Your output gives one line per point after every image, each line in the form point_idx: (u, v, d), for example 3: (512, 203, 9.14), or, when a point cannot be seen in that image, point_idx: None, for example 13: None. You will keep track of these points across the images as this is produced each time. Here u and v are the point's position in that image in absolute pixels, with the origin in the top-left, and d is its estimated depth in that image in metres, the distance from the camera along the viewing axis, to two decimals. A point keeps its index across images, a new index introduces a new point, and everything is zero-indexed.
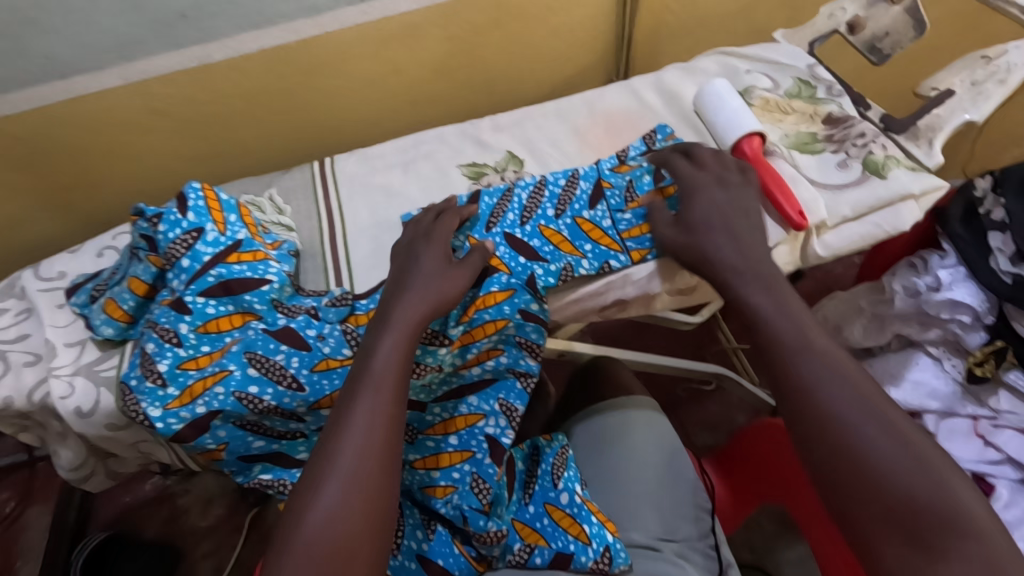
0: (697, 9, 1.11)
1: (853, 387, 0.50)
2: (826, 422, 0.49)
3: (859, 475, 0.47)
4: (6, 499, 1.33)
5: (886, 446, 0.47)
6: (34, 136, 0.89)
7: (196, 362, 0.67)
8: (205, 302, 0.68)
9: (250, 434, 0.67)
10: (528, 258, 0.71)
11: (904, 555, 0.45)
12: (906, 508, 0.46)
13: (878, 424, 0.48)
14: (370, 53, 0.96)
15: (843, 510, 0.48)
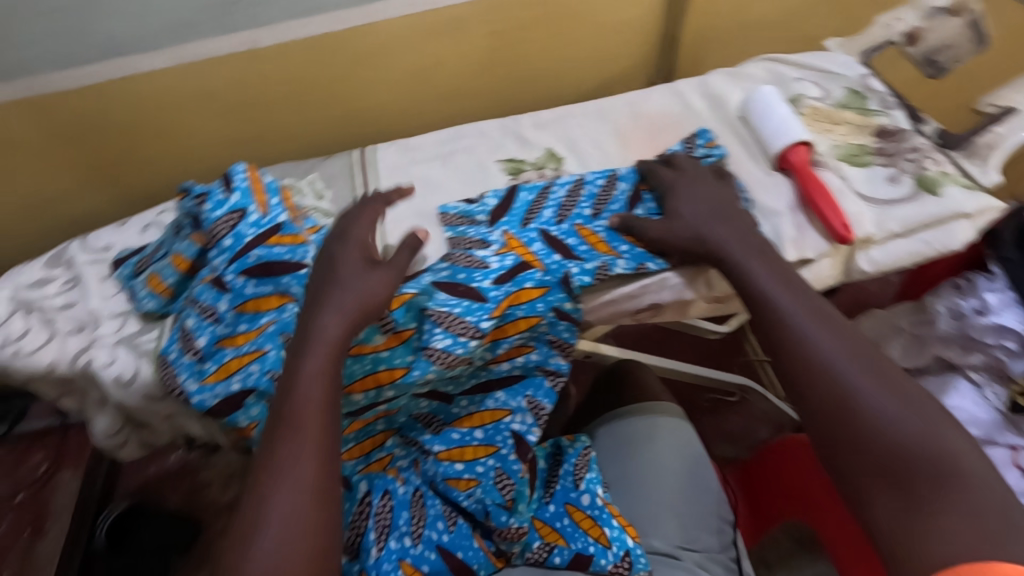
0: (746, 15, 1.10)
1: (846, 350, 0.57)
2: (823, 381, 0.55)
3: (853, 428, 0.53)
4: (39, 462, 1.36)
5: (877, 400, 0.53)
6: (87, 113, 0.92)
7: (232, 340, 0.68)
8: (243, 283, 0.69)
9: None
10: (563, 256, 0.70)
11: (887, 491, 0.51)
12: (895, 456, 0.51)
13: (870, 382, 0.54)
14: (415, 45, 0.96)
15: (838, 462, 0.54)
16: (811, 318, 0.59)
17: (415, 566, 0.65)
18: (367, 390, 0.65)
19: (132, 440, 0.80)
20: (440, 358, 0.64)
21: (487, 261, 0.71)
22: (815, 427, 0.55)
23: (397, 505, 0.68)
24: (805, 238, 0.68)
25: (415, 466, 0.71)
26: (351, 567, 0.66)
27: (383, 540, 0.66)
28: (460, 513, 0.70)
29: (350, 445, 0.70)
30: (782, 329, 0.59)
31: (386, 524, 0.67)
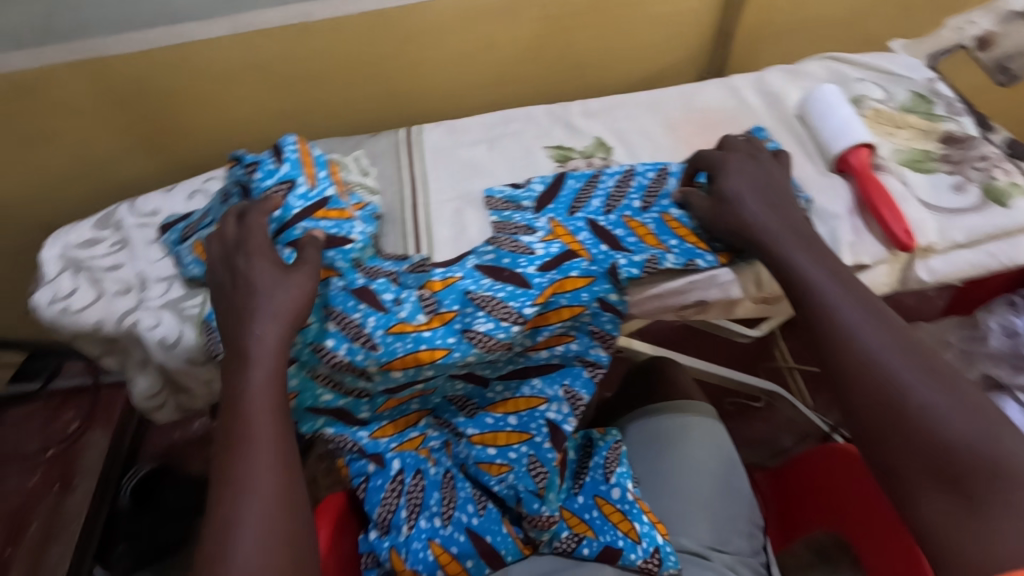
0: (804, 11, 1.07)
1: (891, 343, 0.55)
2: (868, 373, 0.54)
3: (899, 422, 0.52)
4: (71, 420, 1.40)
5: (924, 395, 0.52)
6: (139, 78, 0.93)
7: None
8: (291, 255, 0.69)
9: (319, 386, 0.67)
10: (610, 247, 0.69)
11: (938, 491, 0.49)
12: (944, 452, 0.50)
13: (916, 376, 0.53)
14: (465, 26, 0.96)
15: (881, 457, 0.53)
16: (855, 308, 0.58)
17: (445, 548, 0.65)
18: (408, 368, 0.64)
19: (170, 403, 0.81)
20: (481, 340, 0.64)
21: (532, 247, 0.70)
22: (857, 420, 0.54)
23: (429, 485, 0.68)
24: (862, 242, 0.66)
25: (446, 448, 0.71)
26: (379, 544, 0.65)
27: (413, 519, 0.66)
28: (490, 498, 0.70)
29: (384, 421, 0.69)
30: (824, 320, 0.58)
31: (417, 503, 0.67)
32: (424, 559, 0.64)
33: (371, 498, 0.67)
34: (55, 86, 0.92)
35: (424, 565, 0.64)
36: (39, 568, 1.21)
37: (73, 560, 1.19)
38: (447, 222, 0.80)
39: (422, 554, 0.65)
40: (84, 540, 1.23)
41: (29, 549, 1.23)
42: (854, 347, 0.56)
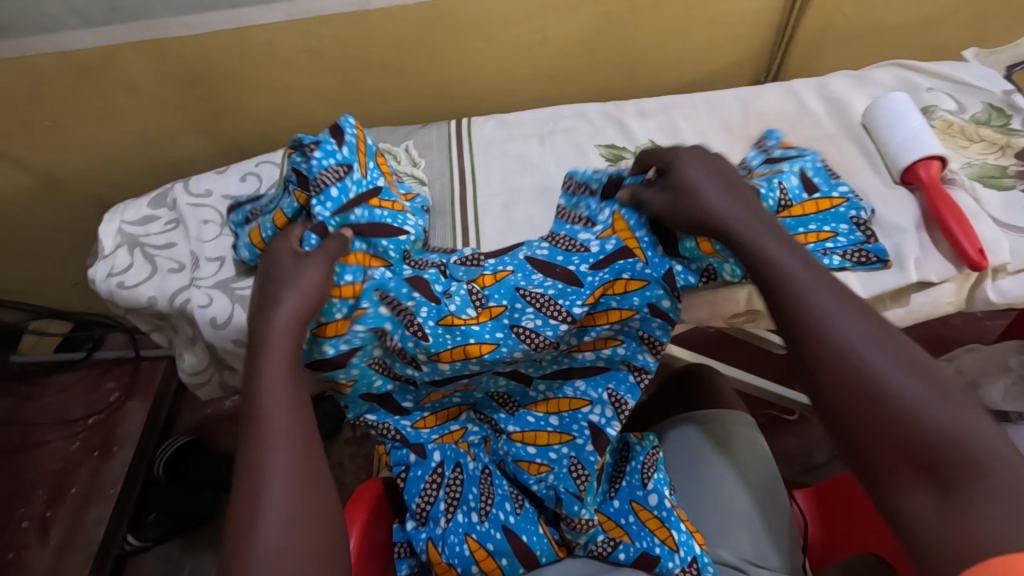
0: (871, 16, 1.04)
1: (865, 328, 0.49)
2: (839, 356, 0.49)
3: (879, 412, 0.46)
4: (111, 390, 1.44)
5: (903, 382, 0.47)
6: (198, 60, 0.95)
7: (341, 292, 0.64)
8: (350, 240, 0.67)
9: (375, 374, 0.68)
10: (664, 251, 0.65)
11: (919, 487, 0.44)
12: (926, 444, 0.44)
13: (895, 361, 0.47)
14: (522, 20, 0.95)
15: (860, 450, 0.47)
16: (825, 291, 0.52)
17: (480, 544, 0.66)
18: (454, 361, 0.64)
19: (214, 379, 0.84)
20: (531, 339, 0.64)
21: (587, 245, 0.68)
22: (831, 411, 0.49)
23: (467, 480, 0.69)
24: (928, 258, 0.65)
25: (485, 443, 0.72)
26: (417, 535, 0.67)
27: (450, 512, 0.67)
28: (527, 498, 0.70)
29: (426, 413, 0.71)
30: (793, 307, 0.52)
31: (456, 497, 0.68)
32: (460, 553, 0.65)
33: (410, 488, 0.68)
34: (117, 64, 0.94)
35: (460, 560, 0.65)
36: (77, 530, 1.25)
37: (108, 529, 1.25)
38: (495, 217, 0.79)
39: (459, 548, 0.65)
40: (121, 507, 1.28)
41: (68, 511, 1.28)
42: (827, 335, 0.50)
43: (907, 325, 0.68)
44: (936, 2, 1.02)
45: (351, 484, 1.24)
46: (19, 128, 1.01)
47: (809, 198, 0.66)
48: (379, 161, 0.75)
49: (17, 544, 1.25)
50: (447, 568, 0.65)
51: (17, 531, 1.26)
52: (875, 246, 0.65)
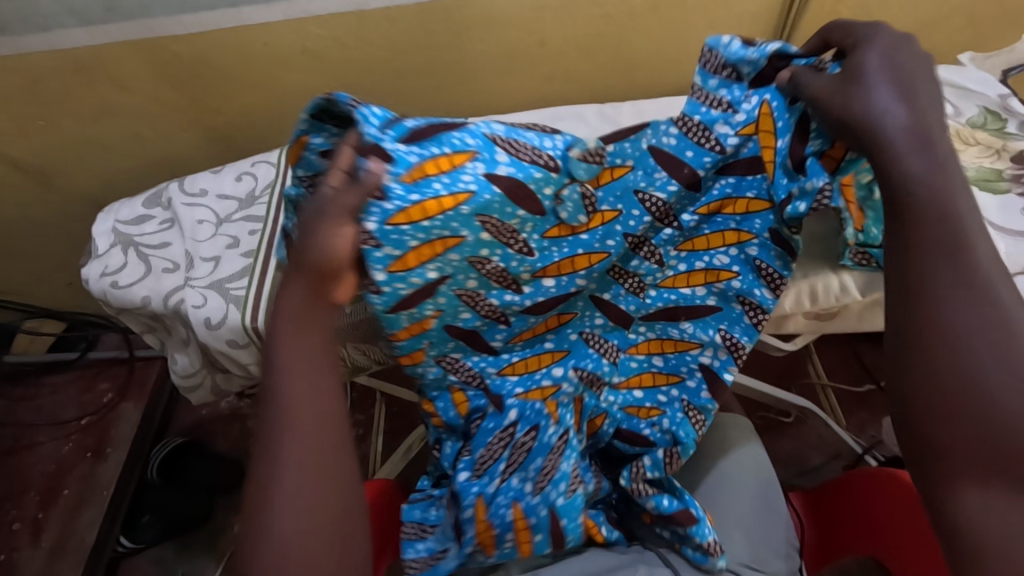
0: (868, 19, 1.04)
1: (980, 315, 0.46)
2: (943, 328, 0.46)
3: (964, 403, 0.45)
4: (105, 390, 1.43)
5: (998, 384, 0.44)
6: (195, 60, 0.94)
7: (408, 215, 0.54)
8: (406, 149, 0.54)
9: (462, 304, 0.63)
10: (793, 173, 0.59)
11: (984, 482, 0.44)
12: (999, 449, 0.44)
13: (998, 362, 0.45)
14: (520, 22, 0.95)
15: (932, 428, 0.46)
16: (963, 255, 0.47)
17: (524, 515, 0.63)
18: (563, 274, 0.64)
19: (206, 383, 0.84)
20: (629, 282, 0.67)
21: (726, 142, 0.61)
22: (918, 388, 0.47)
23: (536, 449, 0.65)
24: None
25: (574, 404, 0.68)
26: (468, 487, 0.64)
27: (508, 474, 0.65)
28: (603, 476, 0.70)
29: (514, 357, 0.68)
30: (917, 267, 0.48)
31: (517, 460, 0.65)
32: (502, 516, 0.63)
33: (478, 439, 0.66)
34: (113, 64, 0.93)
35: (501, 522, 0.63)
36: (69, 532, 1.24)
37: (100, 533, 1.24)
38: None
39: (504, 511, 0.63)
40: (113, 511, 1.28)
41: (61, 512, 1.27)
42: (945, 301, 0.46)
43: None
44: (932, 7, 1.03)
45: None
46: (13, 126, 1.00)
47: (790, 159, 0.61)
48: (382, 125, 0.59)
49: (8, 546, 1.24)
50: (488, 529, 0.63)
51: (9, 533, 1.25)
52: None
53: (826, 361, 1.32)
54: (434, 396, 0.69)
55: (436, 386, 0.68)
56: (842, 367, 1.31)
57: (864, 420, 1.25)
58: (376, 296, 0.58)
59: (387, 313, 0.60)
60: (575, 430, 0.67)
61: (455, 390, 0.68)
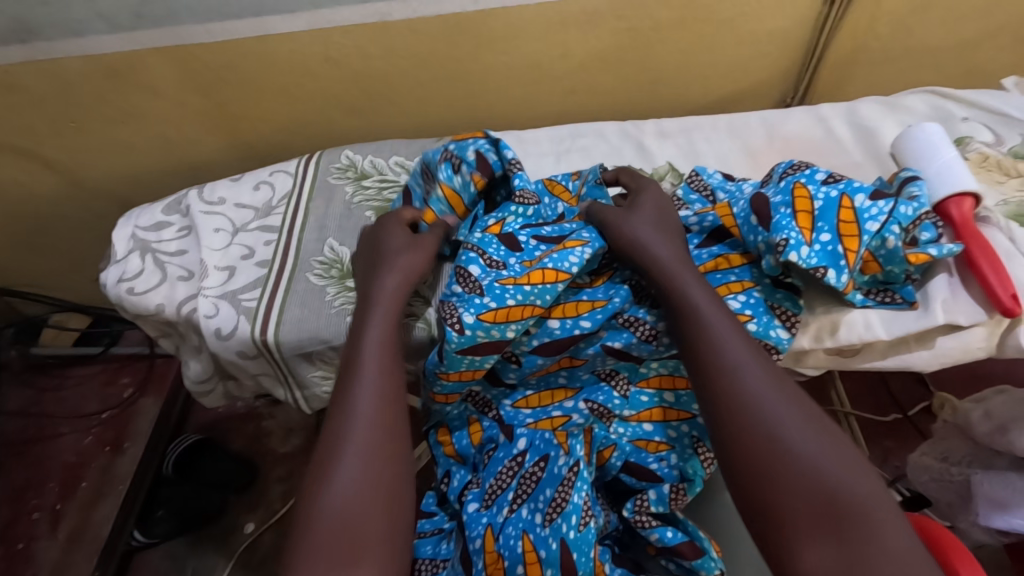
0: (906, 37, 1.01)
1: (768, 380, 0.53)
2: (748, 415, 0.51)
3: (780, 464, 0.49)
4: (126, 385, 1.46)
5: (800, 435, 0.50)
6: (221, 67, 0.95)
7: (515, 281, 0.63)
8: (534, 245, 0.68)
9: (509, 363, 0.68)
10: (797, 226, 0.59)
11: (825, 546, 0.46)
12: (830, 499, 0.47)
13: (796, 420, 0.51)
14: (543, 34, 0.93)
15: (765, 499, 0.49)
16: (730, 332, 0.56)
17: (534, 548, 0.61)
18: (565, 316, 0.66)
19: (218, 388, 0.84)
20: (640, 330, 0.65)
21: (685, 221, 0.68)
22: (745, 466, 0.50)
23: (546, 479, 0.65)
24: (958, 301, 0.61)
25: (584, 435, 0.68)
26: (477, 518, 0.65)
27: (517, 504, 0.64)
28: (611, 510, 0.69)
29: (529, 392, 0.71)
30: (713, 361, 0.55)
31: (526, 492, 0.65)
32: (512, 547, 0.62)
33: (489, 467, 0.68)
34: (140, 69, 0.94)
35: (510, 554, 0.62)
36: (87, 523, 1.27)
37: (116, 522, 1.26)
38: None
39: (513, 542, 0.62)
40: (128, 501, 1.29)
41: (79, 504, 1.30)
42: (741, 394, 0.52)
43: (932, 368, 0.66)
44: (975, 26, 0.99)
45: None
46: (43, 127, 1.02)
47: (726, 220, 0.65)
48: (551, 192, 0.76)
49: (27, 535, 1.27)
50: (497, 559, 0.62)
51: (29, 522, 1.28)
52: (904, 288, 0.62)
53: (850, 386, 1.26)
54: (453, 425, 0.73)
55: (457, 418, 0.73)
56: (867, 393, 1.25)
57: (889, 450, 1.18)
58: (455, 334, 0.61)
59: (454, 355, 0.63)
60: (586, 463, 0.65)
61: (473, 420, 0.72)
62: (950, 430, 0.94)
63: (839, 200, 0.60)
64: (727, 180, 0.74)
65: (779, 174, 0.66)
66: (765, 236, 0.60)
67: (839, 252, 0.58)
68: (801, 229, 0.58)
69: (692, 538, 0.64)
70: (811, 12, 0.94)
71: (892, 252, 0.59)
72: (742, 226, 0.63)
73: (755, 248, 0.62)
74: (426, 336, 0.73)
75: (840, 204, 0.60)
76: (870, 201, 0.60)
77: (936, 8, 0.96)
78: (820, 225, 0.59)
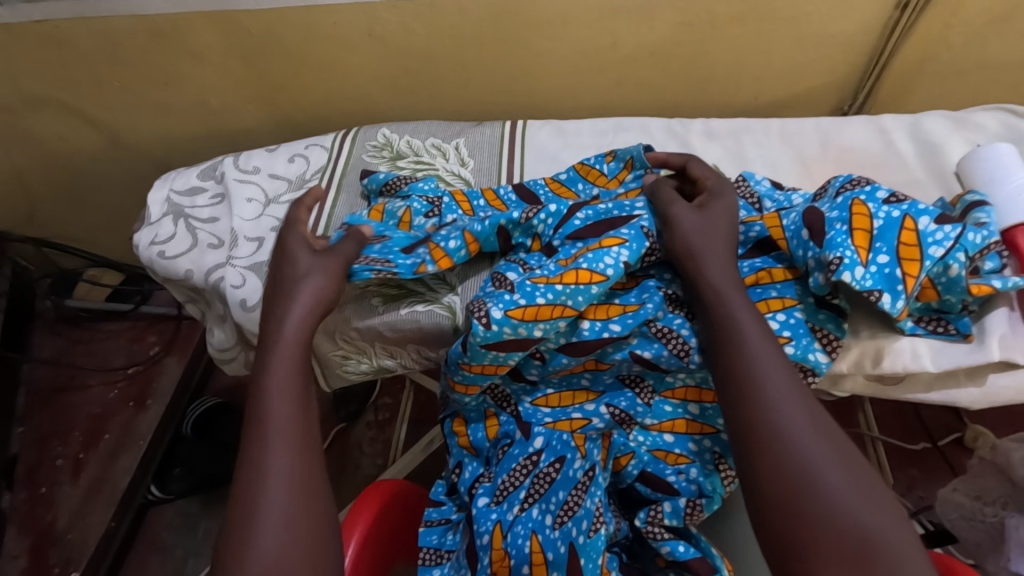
0: (979, 50, 0.95)
1: (806, 414, 0.50)
2: (778, 443, 0.49)
3: (808, 497, 0.46)
4: (153, 344, 1.49)
5: (833, 471, 0.47)
6: (265, 34, 0.94)
7: (547, 279, 0.61)
8: (571, 244, 0.65)
9: (534, 360, 0.67)
10: (855, 246, 0.55)
11: None
12: (857, 540, 0.44)
13: (830, 455, 0.48)
14: (593, 22, 0.90)
15: (789, 534, 0.46)
16: (772, 359, 0.53)
17: (542, 549, 0.61)
18: (596, 318, 0.64)
19: (240, 358, 0.84)
20: (673, 344, 0.63)
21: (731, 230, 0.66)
22: (769, 494, 0.48)
23: (559, 481, 0.63)
24: (1016, 338, 0.57)
25: (602, 439, 0.67)
26: (486, 513, 0.64)
27: (528, 503, 0.64)
28: (622, 517, 0.67)
29: (549, 390, 0.69)
30: (748, 384, 0.52)
31: (538, 491, 0.64)
32: (520, 547, 0.61)
33: (503, 464, 0.66)
34: (186, 32, 0.94)
35: (517, 553, 0.61)
36: (106, 474, 1.30)
37: (134, 477, 1.29)
38: (544, 172, 0.82)
39: (521, 541, 0.61)
40: (148, 457, 1.32)
41: (100, 456, 1.33)
42: (774, 421, 0.50)
43: (977, 406, 0.62)
44: None
45: (366, 466, 1.32)
46: (90, 84, 1.04)
47: (772, 232, 0.62)
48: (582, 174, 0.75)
49: (50, 480, 1.30)
50: (503, 557, 0.61)
51: (52, 468, 1.31)
52: (959, 320, 0.58)
53: (879, 409, 1.22)
54: (470, 417, 0.72)
55: (474, 411, 0.72)
56: (896, 419, 1.20)
57: (914, 479, 1.14)
58: (482, 328, 0.60)
59: (479, 347, 0.61)
60: (601, 468, 0.65)
61: (490, 414, 0.71)
62: (986, 468, 0.90)
63: (901, 221, 0.56)
64: (776, 188, 0.71)
65: (835, 188, 0.62)
66: (815, 253, 0.57)
67: (897, 275, 0.54)
68: (857, 248, 0.55)
69: (704, 554, 0.62)
70: (880, 17, 0.89)
71: (953, 280, 0.56)
72: (789, 240, 0.60)
73: (803, 264, 0.59)
74: (448, 322, 0.70)
75: (902, 225, 0.56)
76: (936, 224, 0.56)
77: (1016, 20, 0.90)
78: (877, 246, 0.56)
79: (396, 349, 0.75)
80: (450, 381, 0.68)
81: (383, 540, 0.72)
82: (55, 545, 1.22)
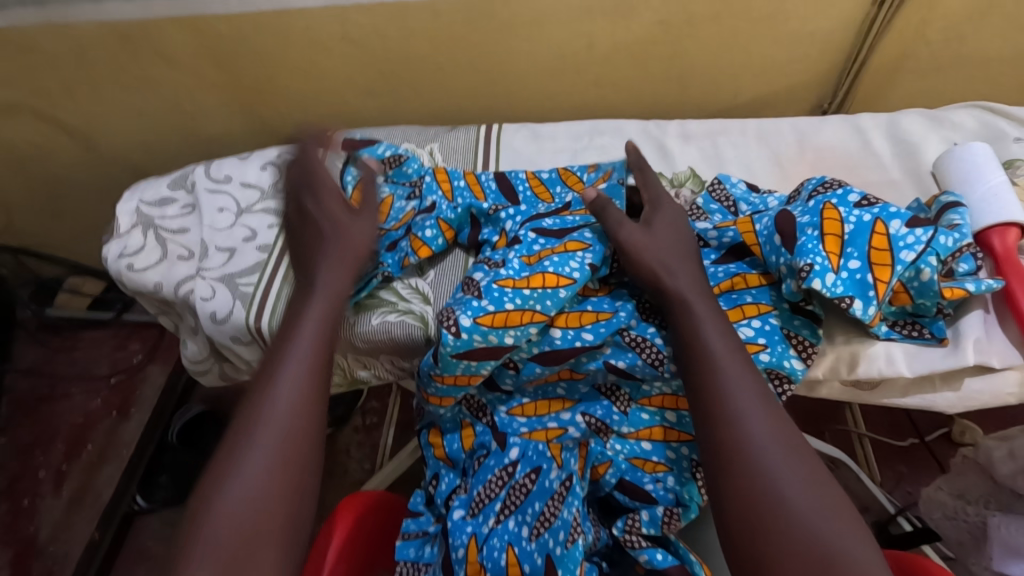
0: (958, 46, 0.94)
1: (772, 430, 0.50)
2: (741, 459, 0.49)
3: (770, 514, 0.46)
4: (136, 351, 1.47)
5: (796, 487, 0.47)
6: (237, 39, 0.93)
7: (514, 283, 0.61)
8: (534, 238, 0.66)
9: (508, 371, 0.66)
10: (826, 251, 0.54)
11: None
12: (819, 555, 0.44)
13: (792, 469, 0.48)
14: (570, 22, 0.89)
15: (750, 549, 0.46)
16: (740, 373, 0.53)
17: (518, 561, 0.60)
18: (568, 326, 0.63)
19: (215, 369, 0.84)
20: (648, 353, 0.62)
21: (705, 234, 0.64)
22: (733, 510, 0.48)
23: (536, 492, 0.63)
24: (992, 342, 0.57)
25: (579, 448, 0.66)
26: (461, 526, 0.63)
27: (503, 515, 0.63)
28: (602, 526, 0.65)
29: (525, 400, 0.68)
30: (713, 401, 0.52)
31: (514, 503, 0.63)
32: (496, 559, 0.60)
33: (478, 475, 0.66)
34: (155, 36, 0.92)
35: (493, 566, 0.60)
36: (90, 485, 1.29)
37: (118, 488, 1.28)
38: None
39: (497, 553, 0.60)
40: (132, 466, 1.31)
41: (82, 466, 1.31)
42: (738, 437, 0.50)
43: (955, 410, 0.62)
44: None
45: (354, 472, 1.31)
46: (60, 91, 1.02)
47: (744, 237, 0.61)
48: (562, 175, 0.76)
49: (32, 492, 1.28)
50: (479, 570, 0.60)
51: (34, 479, 1.30)
52: (934, 324, 0.58)
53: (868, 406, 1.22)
54: (446, 428, 0.71)
55: (449, 421, 0.71)
56: (884, 415, 1.20)
57: (901, 475, 1.14)
58: (451, 337, 0.59)
59: (449, 358, 0.60)
60: (579, 478, 0.64)
61: (466, 424, 0.70)
62: (969, 465, 0.88)
63: (872, 226, 0.56)
64: (750, 190, 0.70)
65: (808, 191, 0.62)
66: (788, 259, 0.56)
67: (868, 280, 0.54)
68: (828, 253, 0.54)
69: (683, 561, 0.61)
70: (858, 14, 0.88)
71: (925, 284, 0.55)
72: (763, 245, 0.59)
73: (777, 270, 0.58)
74: (420, 333, 0.69)
75: (873, 229, 0.55)
76: (907, 228, 0.55)
77: (994, 16, 0.89)
78: (849, 251, 0.55)
79: (370, 360, 0.75)
80: (424, 392, 0.67)
81: (359, 556, 0.70)
82: (37, 557, 1.21)
